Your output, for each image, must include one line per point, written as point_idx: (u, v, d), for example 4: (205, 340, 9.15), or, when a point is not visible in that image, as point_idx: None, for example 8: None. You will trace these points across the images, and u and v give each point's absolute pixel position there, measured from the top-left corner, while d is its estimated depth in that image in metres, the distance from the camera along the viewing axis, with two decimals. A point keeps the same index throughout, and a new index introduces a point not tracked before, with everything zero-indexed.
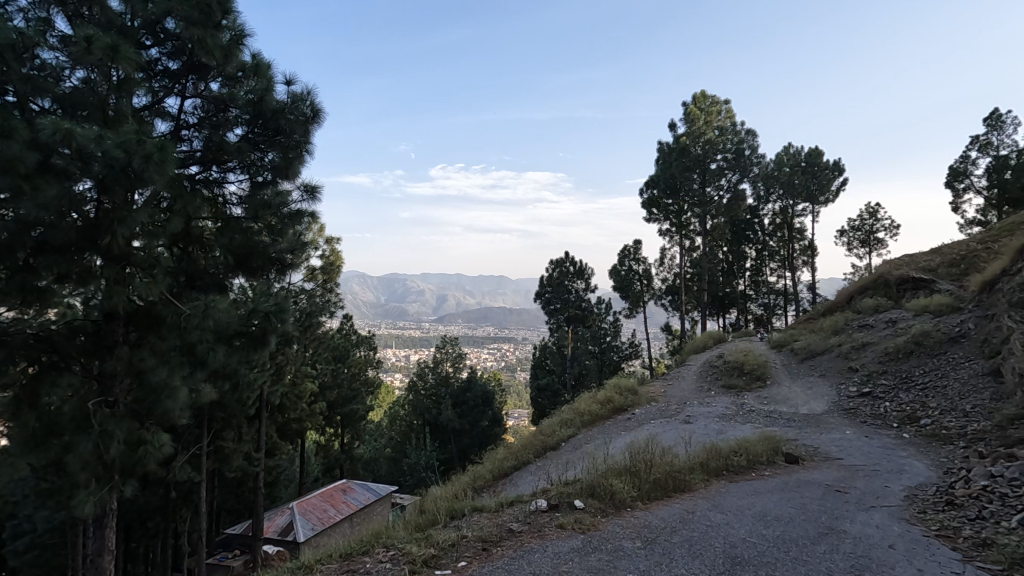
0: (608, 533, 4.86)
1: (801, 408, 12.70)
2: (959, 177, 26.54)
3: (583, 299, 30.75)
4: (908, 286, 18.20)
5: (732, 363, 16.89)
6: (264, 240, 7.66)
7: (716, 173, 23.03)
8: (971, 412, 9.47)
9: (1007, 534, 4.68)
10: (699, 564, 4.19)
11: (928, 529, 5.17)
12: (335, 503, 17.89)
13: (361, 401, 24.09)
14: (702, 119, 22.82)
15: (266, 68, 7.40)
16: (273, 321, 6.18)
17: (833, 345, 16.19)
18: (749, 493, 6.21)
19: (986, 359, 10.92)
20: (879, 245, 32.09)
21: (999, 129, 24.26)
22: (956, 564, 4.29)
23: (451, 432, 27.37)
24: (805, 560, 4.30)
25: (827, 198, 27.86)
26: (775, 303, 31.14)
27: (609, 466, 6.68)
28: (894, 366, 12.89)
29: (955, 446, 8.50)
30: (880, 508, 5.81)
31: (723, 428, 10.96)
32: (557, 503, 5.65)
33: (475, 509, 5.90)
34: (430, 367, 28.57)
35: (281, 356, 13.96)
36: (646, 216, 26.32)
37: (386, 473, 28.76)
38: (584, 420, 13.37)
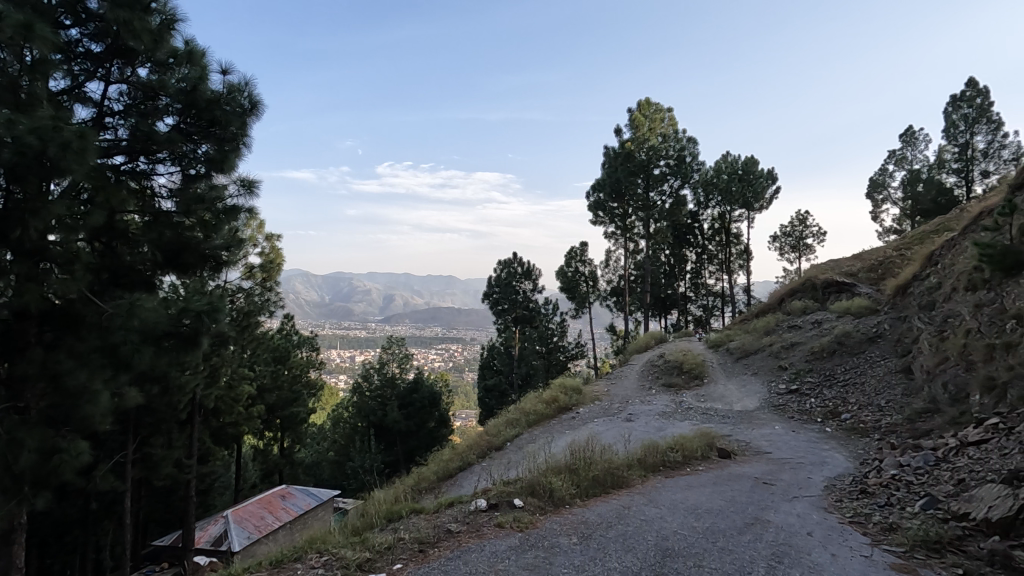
0: (544, 531, 4.92)
1: (735, 405, 13.28)
2: (878, 189, 28.51)
3: (530, 300, 30.72)
4: (833, 289, 19.38)
5: (672, 362, 17.51)
6: (196, 236, 7.30)
7: (659, 178, 23.92)
8: (886, 406, 10.24)
9: (910, 519, 5.09)
10: (631, 558, 4.32)
11: (842, 516, 5.52)
12: (273, 509, 17.22)
13: (302, 404, 23.21)
14: (646, 126, 23.47)
15: (200, 56, 7.12)
16: (206, 321, 5.94)
17: (765, 345, 17.05)
18: (684, 487, 6.46)
19: (899, 358, 11.84)
20: (807, 250, 34.07)
21: (913, 145, 26.30)
22: (866, 548, 4.61)
23: (396, 434, 26.92)
24: (730, 550, 4.51)
25: (762, 204, 29.32)
26: (712, 304, 32.91)
27: (549, 465, 6.76)
28: (819, 364, 13.73)
29: (871, 439, 9.15)
30: (802, 499, 6.17)
31: (662, 427, 11.25)
32: (496, 503, 5.67)
33: (413, 512, 5.84)
34: (375, 368, 27.92)
35: (215, 356, 13.33)
36: (592, 219, 26.74)
37: (329, 477, 28.00)
38: (530, 419, 13.49)
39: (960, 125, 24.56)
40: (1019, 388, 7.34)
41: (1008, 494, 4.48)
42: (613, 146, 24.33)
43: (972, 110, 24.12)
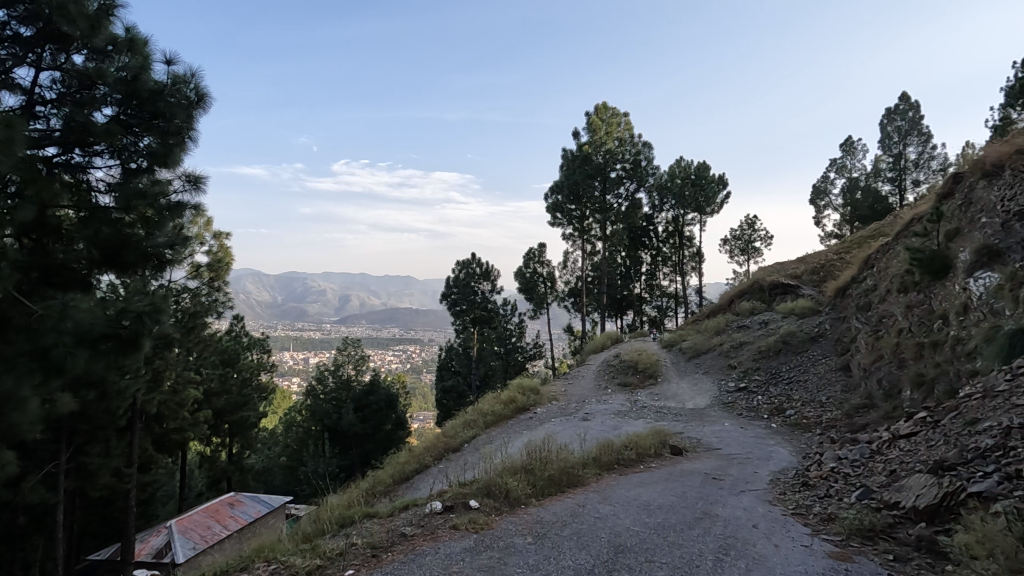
0: (500, 531, 4.93)
1: (687, 403, 13.66)
2: (820, 196, 29.93)
3: (489, 301, 30.56)
4: (778, 291, 20.24)
5: (627, 362, 17.85)
6: (137, 233, 6.95)
7: (615, 181, 24.37)
8: (826, 402, 10.77)
9: (847, 509, 5.37)
10: (585, 555, 4.38)
11: (785, 508, 5.78)
12: (220, 518, 16.57)
13: (252, 408, 22.40)
14: (604, 129, 23.92)
15: (142, 44, 6.81)
16: (147, 322, 5.74)
17: (716, 345, 17.61)
18: (637, 484, 6.60)
19: (838, 356, 12.47)
20: (755, 253, 35.41)
21: (852, 154, 27.75)
22: (806, 538, 4.84)
23: (351, 438, 26.35)
24: (680, 544, 4.64)
25: (714, 208, 30.32)
26: (666, 305, 33.74)
27: (506, 466, 6.78)
28: (766, 363, 14.30)
29: (813, 433, 9.60)
30: (748, 492, 6.43)
31: (617, 425, 11.45)
32: (451, 504, 5.64)
33: (367, 516, 5.74)
34: (329, 370, 27.25)
35: (158, 360, 12.81)
36: (550, 220, 26.93)
37: (281, 483, 27.15)
38: (488, 420, 13.49)
39: (894, 137, 26.08)
40: (945, 383, 7.86)
41: (933, 483, 4.81)
42: (571, 149, 24.64)
43: (905, 122, 25.67)
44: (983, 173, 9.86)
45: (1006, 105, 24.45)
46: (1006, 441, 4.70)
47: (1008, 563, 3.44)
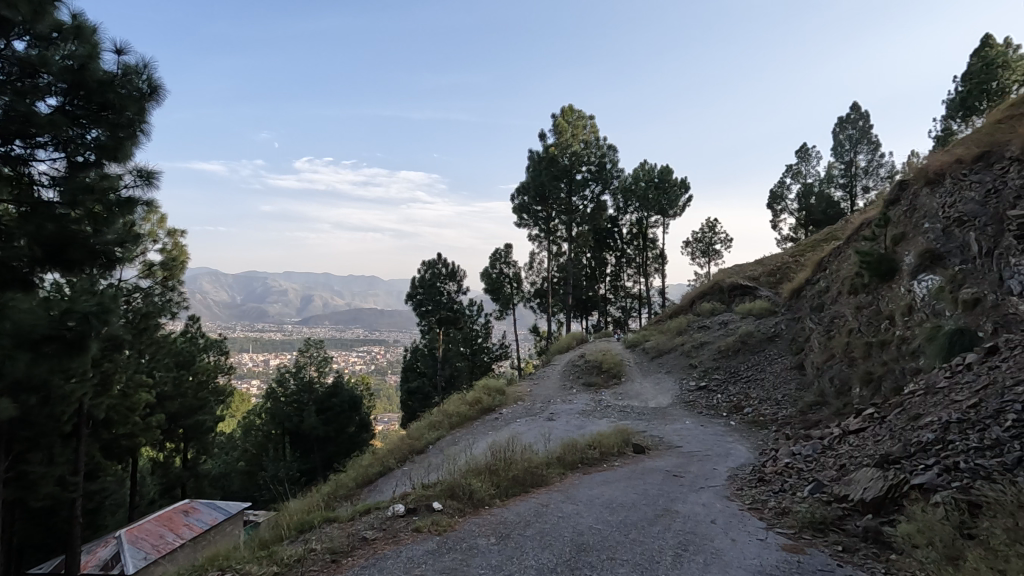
0: (463, 532, 4.92)
1: (650, 402, 13.91)
2: (777, 200, 30.95)
3: (454, 301, 30.79)
4: (737, 292, 20.85)
5: (592, 362, 18.06)
6: (83, 230, 6.65)
7: (581, 183, 24.66)
8: (782, 400, 11.14)
9: (799, 502, 5.57)
10: (548, 554, 4.41)
11: (742, 504, 5.95)
12: (174, 527, 15.92)
13: (209, 412, 21.59)
14: (570, 131, 24.15)
15: (90, 32, 6.49)
16: (94, 323, 5.39)
17: (678, 345, 17.99)
18: (599, 483, 6.69)
19: (793, 355, 12.94)
20: (716, 255, 36.35)
21: (806, 161, 28.82)
22: (761, 532, 5.00)
23: (313, 441, 25.79)
24: (641, 541, 4.72)
25: (676, 211, 31.00)
26: (630, 306, 34.27)
27: (470, 467, 6.76)
28: (725, 362, 14.71)
29: (770, 430, 9.92)
30: (707, 489, 6.59)
31: (582, 425, 11.57)
32: (414, 507, 5.59)
33: (327, 521, 5.62)
34: (290, 372, 26.44)
35: (105, 362, 12.14)
36: (517, 221, 26.91)
37: (239, 489, 26.32)
38: (453, 421, 13.42)
39: (846, 144, 27.22)
40: (891, 380, 8.25)
41: (879, 476, 5.03)
42: (537, 150, 24.79)
43: (856, 131, 26.81)
44: (926, 181, 10.37)
45: (947, 117, 25.86)
46: (946, 435, 4.96)
47: (946, 551, 3.64)
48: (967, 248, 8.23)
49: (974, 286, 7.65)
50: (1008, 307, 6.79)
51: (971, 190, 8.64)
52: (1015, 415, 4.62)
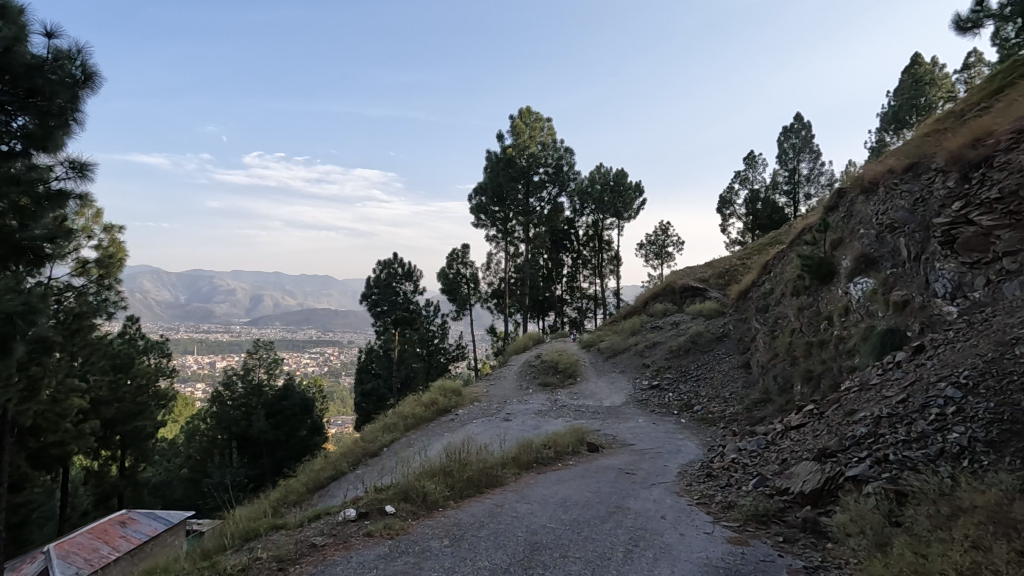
0: (416, 536, 4.86)
1: (604, 401, 14.15)
2: (726, 205, 32.08)
3: (410, 301, 29.56)
4: (688, 293, 21.50)
5: (548, 362, 18.21)
6: (8, 225, 6.33)
7: (538, 185, 24.88)
8: (729, 397, 11.56)
9: (743, 496, 5.80)
10: (501, 554, 4.42)
11: (691, 499, 6.13)
12: (109, 539, 15.03)
13: (149, 417, 20.48)
14: (527, 133, 24.34)
15: (17, 12, 5.99)
16: (20, 325, 5.13)
17: (632, 345, 18.39)
18: (554, 482, 6.75)
19: (740, 354, 13.45)
20: (668, 258, 37.31)
21: (753, 167, 29.98)
22: (709, 525, 5.16)
23: (262, 446, 24.95)
24: (593, 538, 4.80)
25: (631, 214, 31.71)
26: (586, 306, 34.75)
27: (424, 469, 6.70)
28: (676, 361, 15.13)
29: (717, 427, 10.27)
30: (659, 485, 6.76)
31: (537, 425, 11.65)
32: (366, 511, 5.48)
33: (275, 528, 5.45)
34: (238, 375, 25.45)
35: (32, 366, 11.36)
36: (474, 222, 26.76)
37: (181, 498, 25.10)
38: (408, 423, 13.25)
39: (789, 153, 28.51)
40: (830, 377, 8.68)
41: (818, 469, 5.29)
42: (494, 151, 24.81)
43: (799, 140, 28.11)
44: (861, 190, 10.96)
45: (880, 129, 27.49)
46: (877, 429, 5.26)
47: (876, 538, 3.86)
48: (898, 253, 8.76)
49: (904, 289, 8.15)
50: (933, 309, 7.27)
51: (901, 198, 9.20)
52: (938, 409, 4.95)
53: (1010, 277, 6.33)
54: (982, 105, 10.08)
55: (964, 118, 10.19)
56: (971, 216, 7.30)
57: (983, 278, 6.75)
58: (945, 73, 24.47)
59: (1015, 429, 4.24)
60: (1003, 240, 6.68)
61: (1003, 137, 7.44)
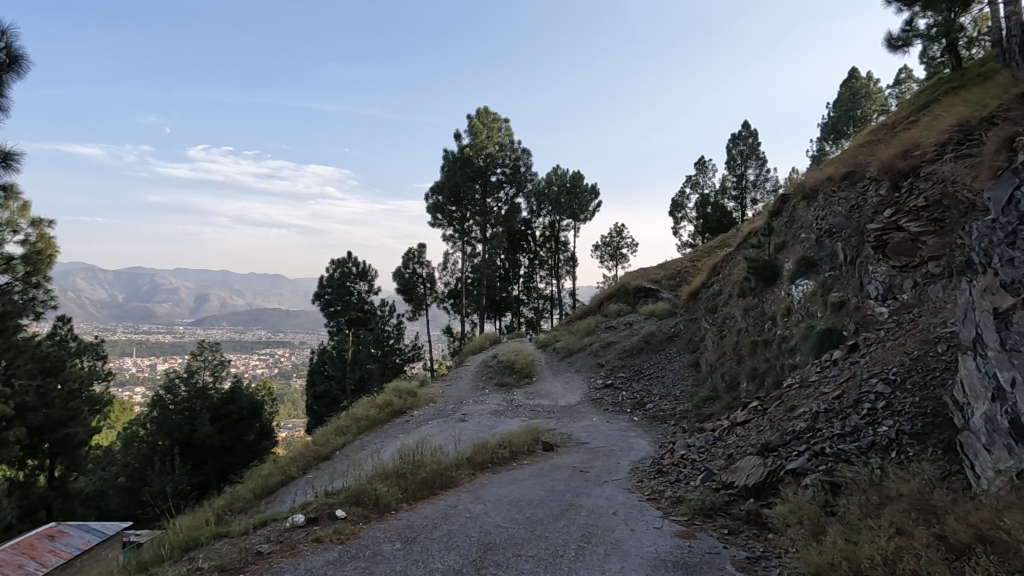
0: (367, 540, 4.77)
1: (560, 400, 14.30)
2: (678, 209, 33.00)
3: (365, 301, 29.07)
4: (641, 294, 21.98)
5: (504, 362, 18.25)
6: None
7: (495, 185, 24.91)
8: (680, 395, 11.91)
9: (692, 491, 5.98)
10: (454, 555, 4.40)
11: (642, 495, 6.28)
12: (36, 554, 13.99)
13: (82, 423, 19.28)
14: (484, 133, 24.36)
15: None
16: None
17: (586, 345, 18.66)
18: (508, 482, 6.77)
19: (690, 354, 13.86)
20: (623, 259, 38.04)
21: (704, 173, 30.97)
22: (659, 520, 5.29)
23: (207, 451, 23.90)
24: (546, 536, 4.84)
25: (587, 216, 32.18)
26: (542, 307, 34.99)
27: (377, 472, 6.59)
28: (630, 361, 15.43)
29: (669, 424, 10.55)
30: (611, 482, 6.90)
31: (493, 425, 11.64)
32: (316, 516, 5.34)
33: (218, 536, 5.24)
34: (181, 378, 24.28)
35: None
36: (431, 221, 26.45)
37: (117, 509, 23.71)
38: (362, 425, 13.01)
39: (737, 159, 29.61)
40: (773, 375, 9.06)
41: (761, 463, 5.52)
42: (452, 150, 24.68)
43: (747, 147, 29.22)
44: (802, 196, 11.49)
45: (821, 139, 28.91)
46: (815, 424, 5.54)
47: (812, 528, 4.05)
48: (835, 257, 9.24)
49: (840, 291, 8.61)
50: (867, 309, 7.72)
51: (839, 205, 9.70)
52: (870, 404, 5.25)
53: (934, 280, 6.78)
54: (911, 118, 10.76)
55: (895, 130, 10.86)
56: (901, 222, 7.77)
57: (911, 280, 7.19)
58: (880, 87, 25.99)
59: (938, 421, 4.56)
60: (929, 245, 7.16)
61: (929, 149, 7.97)
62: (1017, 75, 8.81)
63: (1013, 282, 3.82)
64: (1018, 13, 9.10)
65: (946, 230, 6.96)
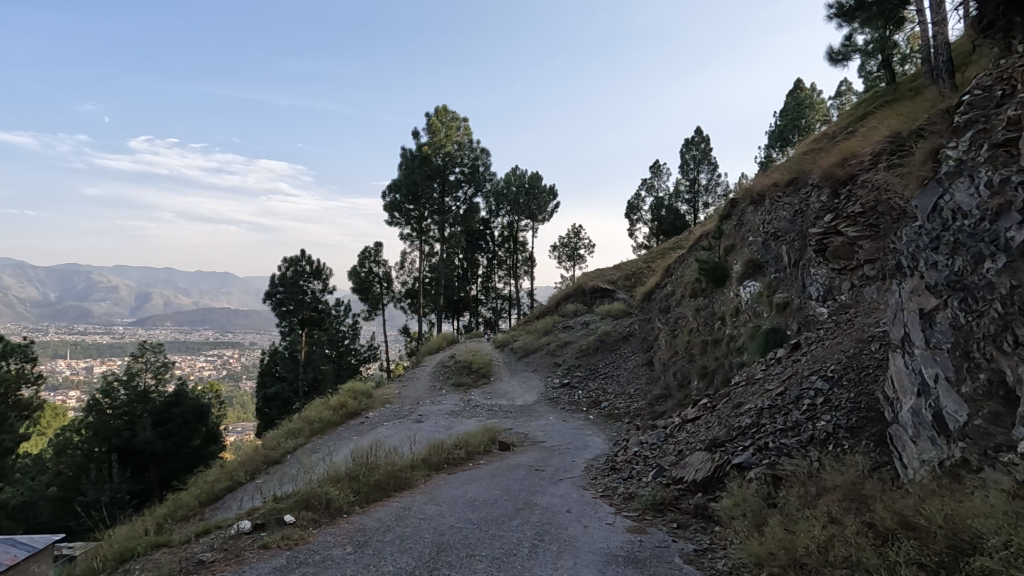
0: (317, 545, 4.66)
1: (517, 400, 14.38)
2: (633, 211, 33.70)
3: (319, 301, 29.17)
4: (598, 294, 22.33)
5: (462, 362, 18.18)
6: None
7: (454, 185, 24.79)
8: (634, 393, 12.17)
9: (644, 487, 6.12)
10: (407, 558, 4.35)
11: (595, 492, 6.39)
12: None
13: (8, 429, 18.24)
14: (443, 132, 24.23)
15: None
16: None
17: (544, 345, 18.79)
18: (464, 482, 6.75)
19: (644, 353, 14.19)
20: (580, 259, 38.56)
21: (659, 176, 31.75)
22: (611, 517, 5.39)
23: (149, 458, 22.72)
24: (500, 535, 4.86)
25: (545, 216, 32.45)
26: (500, 307, 35.05)
27: (328, 475, 6.45)
28: (586, 360, 15.65)
29: (623, 422, 10.75)
30: (566, 480, 6.98)
31: (450, 426, 11.58)
32: (263, 522, 5.18)
33: (158, 546, 5.01)
34: (120, 380, 23.00)
35: None
36: (388, 219, 25.95)
37: (48, 520, 22.16)
38: (315, 427, 12.69)
39: (691, 164, 30.49)
40: (722, 373, 9.38)
41: (709, 458, 5.71)
42: (409, 148, 24.38)
43: (699, 152, 30.13)
44: (750, 201, 11.93)
45: (768, 146, 30.13)
46: (759, 420, 5.77)
47: (755, 520, 4.22)
48: (780, 259, 9.64)
49: (785, 291, 9.00)
50: (809, 309, 8.10)
51: (784, 210, 10.13)
52: (810, 400, 5.51)
53: (869, 282, 7.17)
54: (850, 129, 11.36)
55: (835, 139, 11.43)
56: (839, 227, 8.19)
57: (848, 282, 7.57)
58: (822, 98, 27.27)
59: (870, 416, 4.84)
60: (865, 249, 7.57)
61: (865, 158, 8.43)
62: (943, 91, 9.43)
63: (937, 285, 4.08)
64: (945, 33, 9.72)
65: (881, 235, 7.38)
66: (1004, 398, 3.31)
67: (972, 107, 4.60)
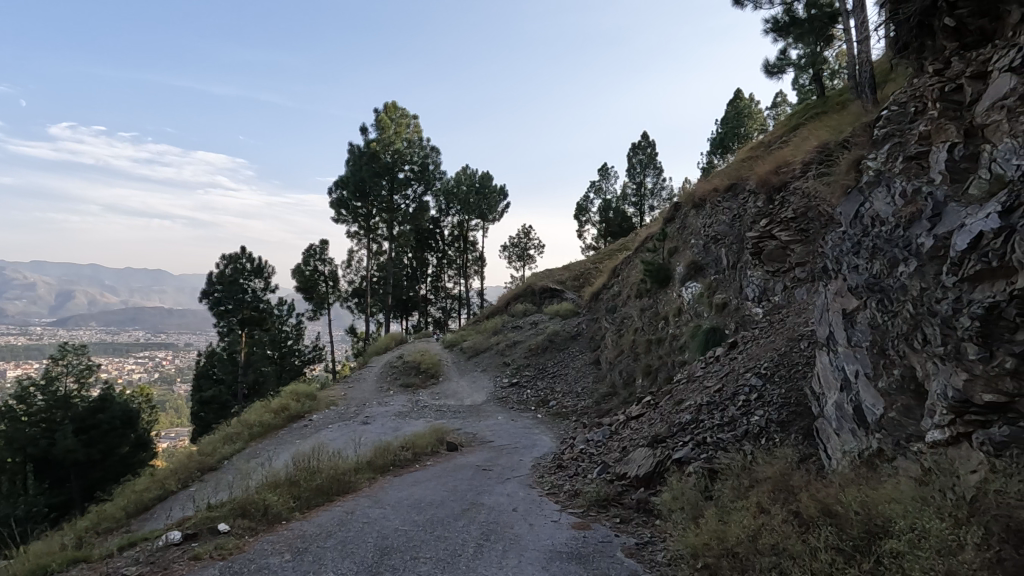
0: (253, 553, 4.49)
1: (465, 400, 14.33)
2: (582, 212, 34.24)
3: (260, 300, 26.90)
4: (547, 294, 22.58)
5: (410, 363, 17.94)
6: None
7: (403, 182, 24.42)
8: (581, 392, 12.38)
9: (589, 483, 6.24)
10: (348, 563, 4.25)
11: (541, 489, 6.46)
12: None
13: None
14: (392, 128, 23.87)
15: None
16: None
17: (493, 344, 18.81)
18: (409, 484, 6.67)
19: (591, 352, 14.46)
20: (530, 260, 38.85)
21: (607, 179, 32.41)
22: (555, 514, 5.46)
23: (69, 468, 21.12)
24: (445, 536, 4.84)
25: (495, 216, 32.59)
26: (450, 306, 34.84)
27: (268, 480, 6.23)
28: (535, 360, 15.78)
29: (570, 420, 10.92)
30: (513, 479, 7.02)
31: (397, 427, 11.41)
32: (194, 532, 4.94)
33: (77, 562, 4.68)
34: (37, 386, 21.35)
35: None
36: (334, 216, 25.23)
37: None
38: (255, 432, 12.20)
39: (637, 167, 31.29)
40: (665, 371, 9.71)
41: (651, 453, 5.88)
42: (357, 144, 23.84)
43: (645, 156, 30.97)
44: (692, 204, 12.37)
45: (710, 152, 31.34)
46: (698, 416, 6.00)
47: (691, 512, 4.39)
48: (719, 261, 10.06)
49: (724, 292, 9.40)
50: (745, 310, 8.49)
51: (723, 214, 10.57)
52: (745, 395, 5.77)
53: (799, 284, 7.59)
54: (784, 138, 11.97)
55: (770, 148, 12.01)
56: (774, 231, 8.62)
57: (781, 284, 7.98)
58: (759, 108, 28.65)
59: (799, 410, 5.13)
60: (796, 253, 8.00)
61: (796, 166, 8.91)
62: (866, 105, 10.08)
63: (858, 286, 4.37)
64: (868, 51, 10.38)
65: (811, 239, 7.82)
66: (915, 391, 3.57)
67: (890, 122, 4.94)
